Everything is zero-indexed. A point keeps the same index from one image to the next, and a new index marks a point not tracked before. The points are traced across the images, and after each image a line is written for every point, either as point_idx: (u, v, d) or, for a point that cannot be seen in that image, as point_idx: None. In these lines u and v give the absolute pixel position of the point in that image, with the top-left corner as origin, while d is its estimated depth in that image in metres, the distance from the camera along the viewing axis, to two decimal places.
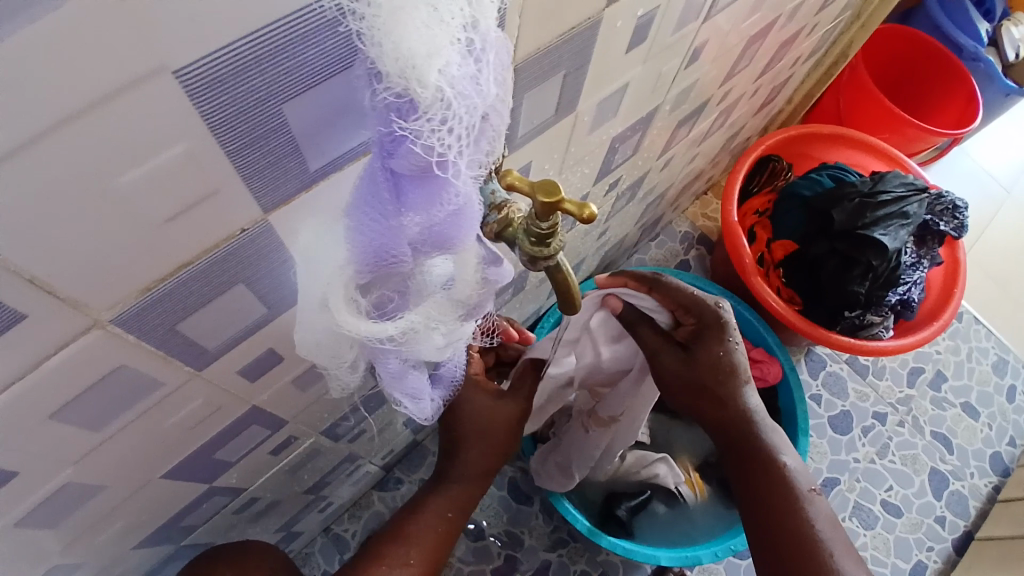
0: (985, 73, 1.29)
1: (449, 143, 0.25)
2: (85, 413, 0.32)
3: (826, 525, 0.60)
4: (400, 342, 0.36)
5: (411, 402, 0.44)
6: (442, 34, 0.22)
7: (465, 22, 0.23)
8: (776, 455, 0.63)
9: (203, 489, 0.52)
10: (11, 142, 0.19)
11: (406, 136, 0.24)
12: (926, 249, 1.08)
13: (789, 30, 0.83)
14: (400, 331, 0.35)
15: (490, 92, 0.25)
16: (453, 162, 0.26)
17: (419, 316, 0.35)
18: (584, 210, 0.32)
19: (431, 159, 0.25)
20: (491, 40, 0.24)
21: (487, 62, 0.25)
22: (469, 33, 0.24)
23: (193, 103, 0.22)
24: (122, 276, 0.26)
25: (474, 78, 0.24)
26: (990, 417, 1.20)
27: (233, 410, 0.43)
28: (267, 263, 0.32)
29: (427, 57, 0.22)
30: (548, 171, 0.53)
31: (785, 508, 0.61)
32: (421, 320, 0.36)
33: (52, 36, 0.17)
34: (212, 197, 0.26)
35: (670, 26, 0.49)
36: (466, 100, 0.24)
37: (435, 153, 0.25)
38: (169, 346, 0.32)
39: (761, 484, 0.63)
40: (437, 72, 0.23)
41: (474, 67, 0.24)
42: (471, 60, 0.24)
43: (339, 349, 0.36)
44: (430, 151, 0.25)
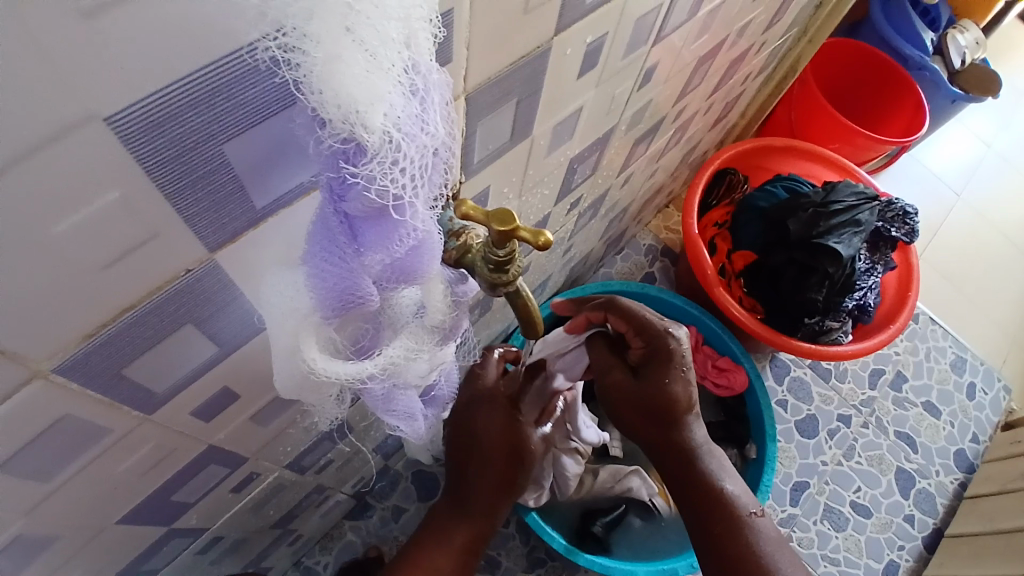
0: (931, 82, 1.35)
1: (403, 184, 0.25)
2: (31, 464, 0.30)
3: (771, 545, 0.61)
4: (385, 376, 0.35)
5: (406, 424, 0.45)
6: (385, 78, 0.22)
7: (406, 64, 0.23)
8: (717, 481, 0.63)
9: (162, 532, 0.50)
10: None
11: (358, 182, 0.24)
12: (880, 255, 1.12)
13: (739, 48, 0.86)
14: (380, 368, 0.34)
15: (436, 130, 0.25)
16: (407, 203, 0.26)
17: (398, 350, 0.34)
18: (540, 237, 0.33)
19: (386, 202, 0.25)
20: (431, 78, 0.24)
21: (431, 101, 0.25)
22: (411, 74, 0.23)
23: (127, 148, 0.21)
24: (68, 324, 0.25)
25: (418, 117, 0.24)
26: (951, 415, 1.24)
27: (189, 450, 0.42)
28: (217, 302, 0.31)
29: (372, 103, 0.22)
30: (507, 194, 0.54)
31: (726, 534, 0.62)
32: (401, 353, 0.35)
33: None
34: (155, 239, 0.25)
35: (620, 51, 0.50)
36: (413, 140, 0.24)
37: (390, 196, 0.25)
38: (117, 392, 0.31)
39: (703, 515, 0.63)
40: (383, 116, 0.22)
41: (417, 107, 0.24)
42: (414, 100, 0.24)
43: (324, 388, 0.35)
44: (384, 194, 0.25)
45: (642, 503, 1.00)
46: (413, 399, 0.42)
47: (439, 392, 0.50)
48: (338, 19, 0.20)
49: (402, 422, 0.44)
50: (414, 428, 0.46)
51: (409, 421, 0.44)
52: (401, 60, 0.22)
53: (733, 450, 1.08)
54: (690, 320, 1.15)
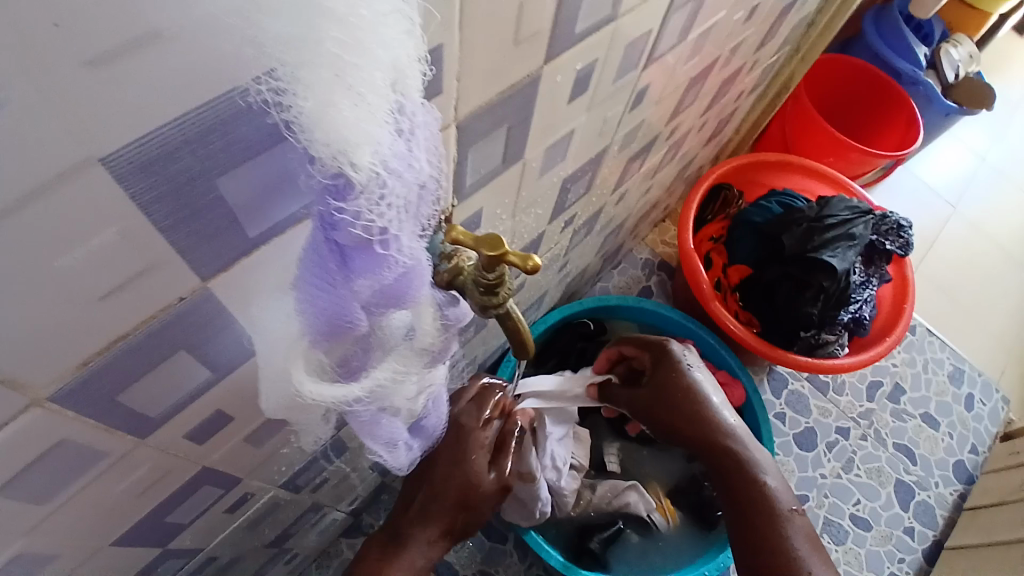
0: (924, 96, 1.36)
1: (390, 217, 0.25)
2: (29, 488, 0.31)
3: (807, 544, 0.62)
4: (370, 399, 0.36)
5: (387, 450, 0.45)
6: (374, 119, 0.23)
7: (394, 104, 0.24)
8: (756, 474, 0.66)
9: (157, 552, 0.50)
10: None
11: (346, 216, 0.25)
12: (875, 268, 1.12)
13: (732, 67, 0.87)
14: (366, 389, 0.35)
15: (420, 165, 0.26)
16: (393, 236, 0.27)
17: (385, 372, 0.35)
18: (529, 262, 0.34)
19: (372, 234, 0.26)
20: (416, 115, 0.25)
21: (416, 138, 0.26)
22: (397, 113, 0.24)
23: (124, 187, 0.22)
24: (65, 354, 0.26)
25: (404, 155, 0.25)
26: (950, 426, 1.24)
27: (184, 472, 0.42)
28: (210, 330, 0.32)
29: (361, 142, 0.22)
30: (500, 216, 0.55)
31: (761, 526, 0.64)
32: (387, 376, 0.36)
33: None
34: (152, 271, 0.26)
35: (611, 75, 0.51)
36: (399, 176, 0.25)
37: (376, 229, 0.26)
38: (113, 417, 0.31)
39: (738, 509, 0.66)
40: (372, 155, 0.23)
41: (403, 143, 0.25)
42: (401, 139, 0.25)
43: (311, 408, 0.36)
44: (371, 227, 0.26)
45: (640, 518, 1.00)
46: (397, 427, 0.43)
47: (429, 420, 0.50)
48: (327, 69, 0.20)
49: (383, 448, 0.44)
50: (393, 455, 0.46)
51: (390, 448, 0.44)
52: (388, 103, 0.23)
53: None
54: (687, 333, 1.15)
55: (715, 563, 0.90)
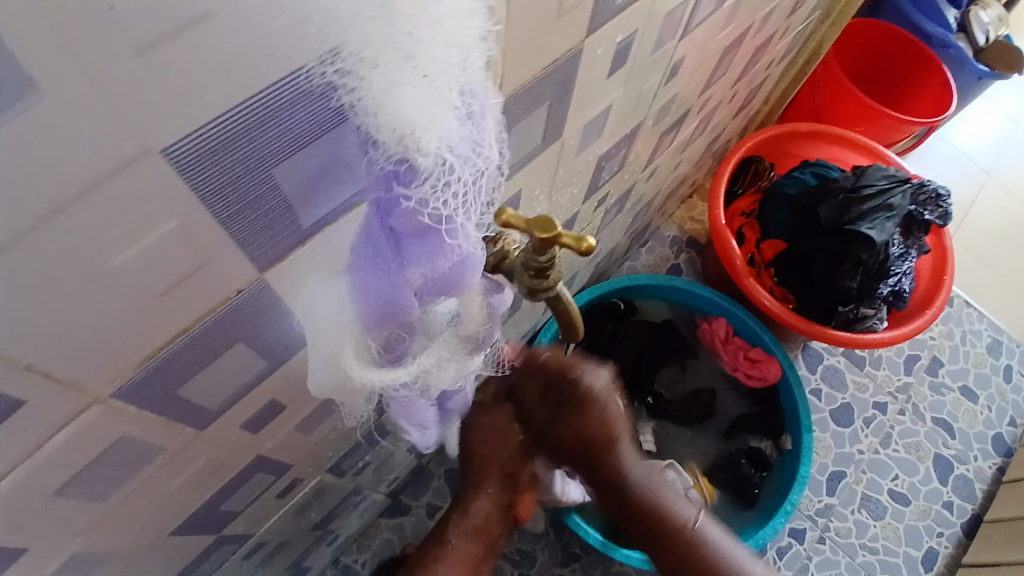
0: (955, 60, 1.31)
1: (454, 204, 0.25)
2: (91, 484, 0.31)
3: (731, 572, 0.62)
4: (415, 385, 0.36)
5: (416, 430, 0.45)
6: (443, 102, 0.22)
7: (463, 88, 0.23)
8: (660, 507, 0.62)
9: (211, 539, 0.51)
10: (17, 230, 0.18)
11: (410, 202, 0.24)
12: (915, 239, 1.08)
13: (764, 34, 0.84)
14: (412, 375, 0.34)
15: (490, 155, 0.25)
16: (459, 221, 0.26)
17: (430, 358, 0.35)
18: (583, 243, 0.33)
19: (436, 221, 0.25)
20: (486, 100, 0.24)
21: (485, 124, 0.25)
22: (466, 97, 0.23)
23: (182, 177, 0.21)
24: (124, 350, 0.26)
25: (474, 141, 0.24)
26: (988, 398, 1.21)
27: (238, 462, 0.42)
28: (265, 322, 0.31)
29: (428, 125, 0.22)
30: (537, 196, 0.54)
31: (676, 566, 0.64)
32: (432, 362, 0.35)
33: (27, 130, 0.17)
34: (206, 267, 0.25)
35: (649, 47, 0.49)
36: (467, 162, 0.24)
37: (440, 216, 0.25)
38: (172, 411, 0.31)
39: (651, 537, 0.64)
40: (438, 139, 0.22)
41: (471, 130, 0.24)
42: (468, 123, 0.24)
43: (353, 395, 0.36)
44: (435, 215, 0.25)
45: None
46: (428, 411, 0.43)
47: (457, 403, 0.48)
48: (398, 48, 0.20)
49: (413, 429, 0.44)
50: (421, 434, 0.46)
51: (420, 429, 0.45)
52: (458, 86, 0.22)
53: (767, 442, 1.08)
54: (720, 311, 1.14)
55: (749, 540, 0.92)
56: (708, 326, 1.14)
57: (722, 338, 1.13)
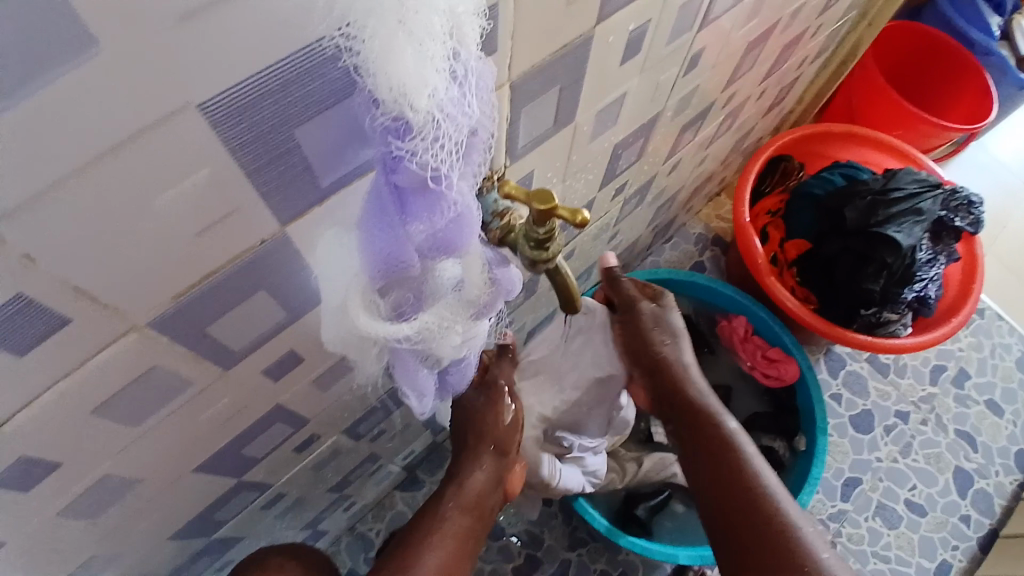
0: (997, 67, 1.28)
1: (442, 158, 0.27)
2: (126, 408, 0.35)
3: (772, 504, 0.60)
4: (416, 341, 0.37)
5: (417, 400, 0.46)
6: (431, 63, 0.24)
7: (450, 52, 0.25)
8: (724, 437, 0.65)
9: (232, 483, 0.55)
10: (75, 166, 0.22)
11: (403, 156, 0.27)
12: (943, 245, 1.07)
13: (792, 32, 0.84)
14: (416, 331, 0.36)
15: (472, 111, 0.28)
16: (447, 176, 0.28)
17: (434, 317, 0.37)
18: (578, 217, 0.36)
19: (426, 174, 0.28)
20: (470, 65, 0.27)
21: (468, 86, 0.27)
22: (452, 61, 0.26)
23: (216, 131, 0.25)
24: (160, 285, 0.29)
25: (458, 101, 0.27)
26: (1014, 414, 1.19)
27: (258, 408, 0.46)
28: (286, 272, 0.35)
29: (418, 84, 0.24)
30: (551, 179, 0.56)
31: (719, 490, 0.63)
32: (435, 322, 0.37)
33: (88, 80, 0.20)
34: (235, 214, 0.29)
35: (663, 39, 0.51)
36: (452, 120, 0.27)
37: (430, 168, 0.27)
38: (200, 348, 0.35)
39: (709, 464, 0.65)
40: (427, 96, 0.25)
41: (457, 89, 0.27)
42: (454, 85, 0.26)
43: (363, 345, 0.38)
44: (425, 168, 0.27)
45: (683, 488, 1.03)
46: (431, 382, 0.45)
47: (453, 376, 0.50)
48: (390, 14, 0.23)
49: (414, 398, 0.45)
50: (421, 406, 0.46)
51: (420, 400, 0.46)
52: (445, 49, 0.25)
53: (780, 442, 1.09)
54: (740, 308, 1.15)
55: None
56: (728, 323, 1.15)
57: (741, 336, 1.13)
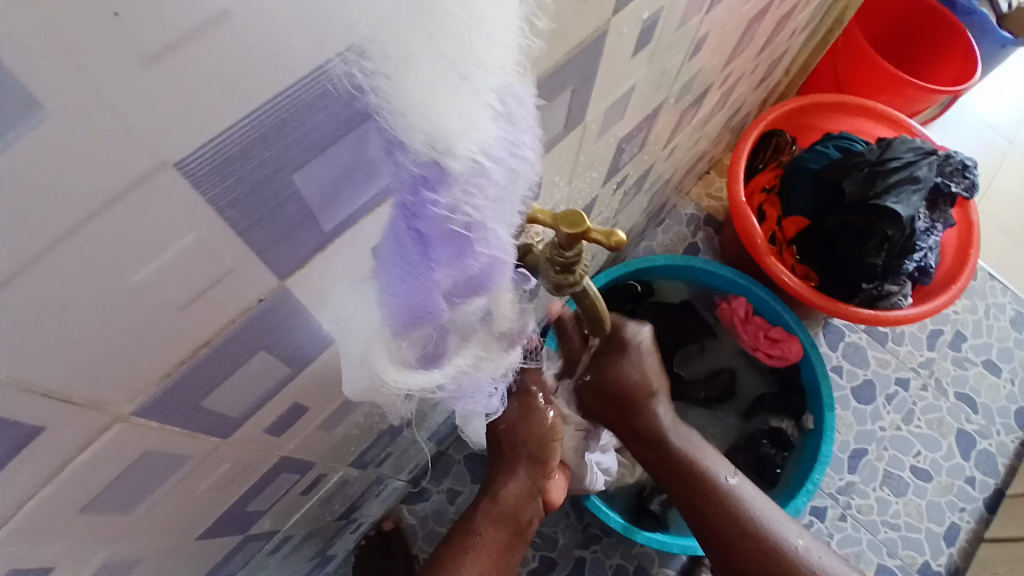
0: (979, 26, 1.25)
1: (483, 206, 0.24)
2: (116, 499, 0.30)
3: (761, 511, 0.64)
4: (455, 384, 0.34)
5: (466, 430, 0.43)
6: (475, 102, 0.21)
7: (499, 87, 0.22)
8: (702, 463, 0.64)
9: (238, 539, 0.50)
10: (26, 254, 0.17)
11: (439, 206, 0.23)
12: (939, 213, 1.06)
13: (789, 4, 0.80)
14: (450, 375, 0.33)
15: (520, 154, 0.25)
16: (485, 223, 0.25)
17: (467, 357, 0.33)
18: (612, 238, 0.31)
19: (463, 225, 0.24)
20: (518, 98, 0.23)
21: (517, 123, 0.24)
22: (501, 98, 0.22)
23: (198, 191, 0.20)
24: (143, 369, 0.24)
25: (506, 141, 0.23)
26: (1012, 373, 1.19)
27: (262, 465, 0.42)
28: (287, 328, 0.30)
29: (460, 127, 0.21)
30: (558, 183, 0.52)
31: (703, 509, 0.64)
32: (469, 361, 0.33)
33: (32, 149, 0.15)
34: (228, 277, 0.24)
35: (673, 24, 0.47)
36: (500, 165, 0.23)
37: (468, 219, 0.24)
38: (195, 423, 0.30)
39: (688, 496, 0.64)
40: (471, 141, 0.21)
41: (506, 130, 0.23)
42: (503, 126, 0.23)
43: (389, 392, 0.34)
44: (463, 219, 0.24)
45: None
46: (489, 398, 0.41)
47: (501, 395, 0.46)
48: (431, 47, 0.19)
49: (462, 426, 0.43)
50: None
51: None
52: (493, 85, 0.21)
53: (789, 422, 1.07)
54: (739, 290, 1.12)
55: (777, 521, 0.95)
56: (728, 305, 1.12)
57: (741, 317, 1.11)
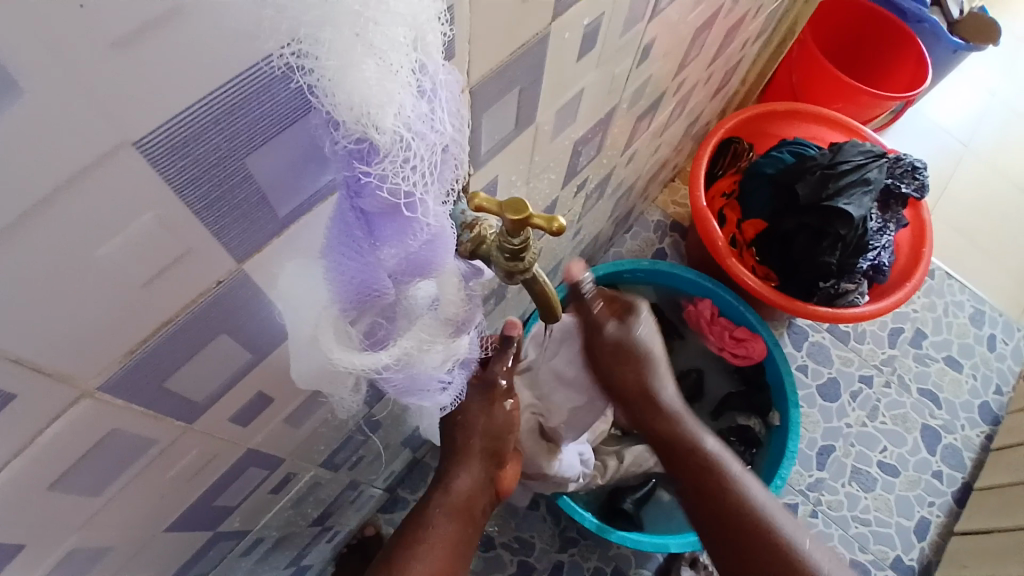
0: (931, 33, 1.32)
1: (414, 181, 0.26)
2: (84, 479, 0.32)
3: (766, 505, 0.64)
4: (398, 368, 0.36)
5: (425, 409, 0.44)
6: (396, 80, 0.23)
7: (415, 65, 0.24)
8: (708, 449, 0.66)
9: (208, 536, 0.51)
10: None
11: (372, 180, 0.25)
12: (891, 213, 1.11)
13: (736, 15, 0.85)
14: (394, 359, 0.35)
15: (443, 131, 0.26)
16: (420, 200, 0.27)
17: (412, 341, 0.36)
18: (553, 223, 0.34)
19: (398, 201, 0.26)
20: (436, 78, 0.25)
21: (438, 100, 0.26)
22: (418, 75, 0.24)
23: (155, 170, 0.22)
24: (108, 344, 0.26)
25: (427, 117, 0.25)
26: (973, 367, 1.23)
27: (229, 456, 0.43)
28: (247, 312, 0.32)
29: (383, 104, 0.22)
30: (515, 182, 0.54)
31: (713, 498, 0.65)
32: (414, 345, 0.36)
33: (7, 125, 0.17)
34: (187, 255, 0.26)
35: (617, 30, 0.50)
36: (423, 138, 0.25)
37: (402, 193, 0.26)
38: (160, 404, 0.32)
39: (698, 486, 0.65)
40: (394, 116, 0.23)
41: (425, 106, 0.25)
42: (422, 101, 0.25)
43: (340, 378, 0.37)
44: (397, 194, 0.26)
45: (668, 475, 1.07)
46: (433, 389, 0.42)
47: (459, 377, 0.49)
48: (349, 27, 0.21)
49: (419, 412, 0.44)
50: None
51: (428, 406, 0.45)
52: (409, 61, 0.23)
53: (756, 420, 1.10)
54: (704, 292, 1.15)
55: None
56: (694, 307, 1.16)
57: (707, 319, 1.15)
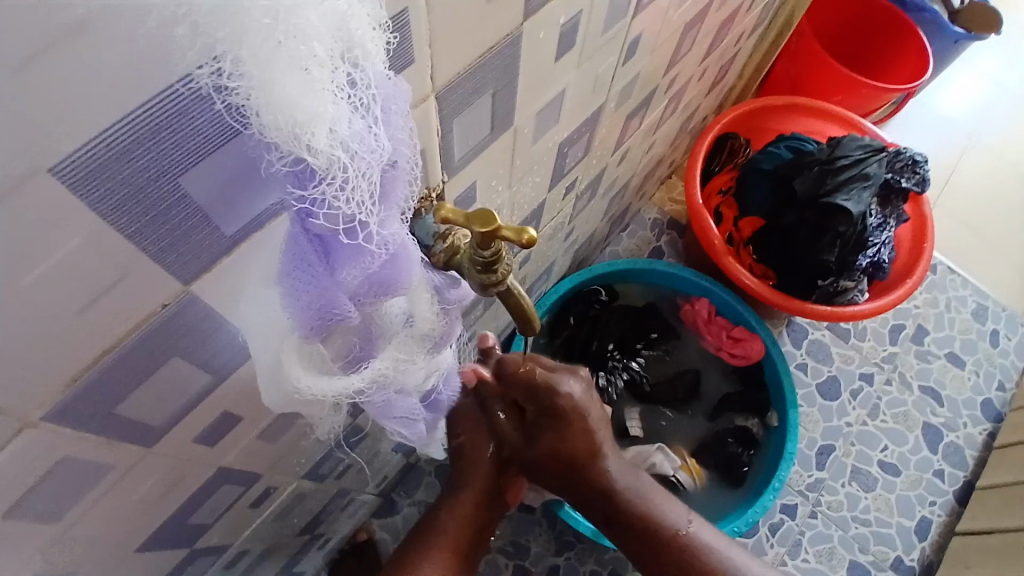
0: (932, 24, 1.30)
1: (359, 199, 0.24)
2: (36, 509, 0.30)
3: None
4: (376, 388, 0.35)
5: (405, 428, 0.44)
6: (326, 95, 0.21)
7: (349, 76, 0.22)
8: None
9: (184, 553, 0.50)
10: None
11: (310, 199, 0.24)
12: (891, 208, 1.08)
13: (729, 8, 0.83)
14: (369, 381, 0.33)
15: (386, 143, 0.25)
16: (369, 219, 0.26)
17: (388, 362, 0.34)
18: (524, 235, 0.32)
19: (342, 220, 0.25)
20: (375, 88, 0.23)
21: (378, 112, 0.24)
22: (353, 88, 0.23)
23: (78, 196, 0.21)
24: (47, 373, 0.25)
25: (368, 131, 0.24)
26: (976, 364, 1.21)
27: (199, 475, 0.42)
28: (203, 332, 0.31)
29: (314, 120, 0.21)
30: (496, 186, 0.53)
31: None
32: (391, 365, 0.35)
33: None
34: (125, 279, 0.25)
35: (598, 27, 0.48)
36: (366, 154, 0.24)
37: (345, 212, 0.25)
38: (113, 430, 0.31)
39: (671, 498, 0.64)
40: (326, 131, 0.22)
41: (365, 117, 0.23)
42: (359, 114, 0.23)
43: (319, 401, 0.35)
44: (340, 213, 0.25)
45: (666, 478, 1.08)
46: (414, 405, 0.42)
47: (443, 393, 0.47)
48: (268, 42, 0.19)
49: (402, 427, 0.44)
50: (413, 434, 0.46)
51: (408, 427, 0.44)
52: (339, 73, 0.21)
53: (754, 420, 1.08)
54: (702, 290, 1.13)
55: (744, 519, 0.96)
56: (691, 306, 1.14)
57: (704, 318, 1.13)
